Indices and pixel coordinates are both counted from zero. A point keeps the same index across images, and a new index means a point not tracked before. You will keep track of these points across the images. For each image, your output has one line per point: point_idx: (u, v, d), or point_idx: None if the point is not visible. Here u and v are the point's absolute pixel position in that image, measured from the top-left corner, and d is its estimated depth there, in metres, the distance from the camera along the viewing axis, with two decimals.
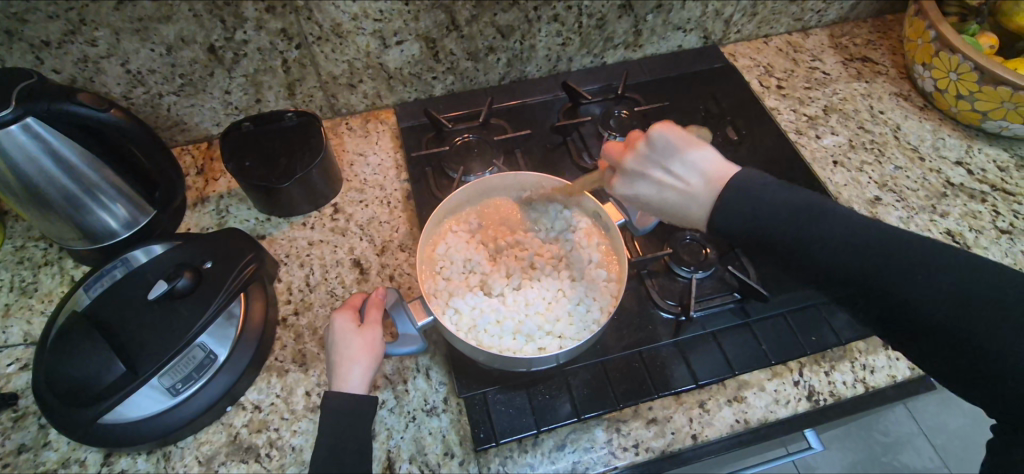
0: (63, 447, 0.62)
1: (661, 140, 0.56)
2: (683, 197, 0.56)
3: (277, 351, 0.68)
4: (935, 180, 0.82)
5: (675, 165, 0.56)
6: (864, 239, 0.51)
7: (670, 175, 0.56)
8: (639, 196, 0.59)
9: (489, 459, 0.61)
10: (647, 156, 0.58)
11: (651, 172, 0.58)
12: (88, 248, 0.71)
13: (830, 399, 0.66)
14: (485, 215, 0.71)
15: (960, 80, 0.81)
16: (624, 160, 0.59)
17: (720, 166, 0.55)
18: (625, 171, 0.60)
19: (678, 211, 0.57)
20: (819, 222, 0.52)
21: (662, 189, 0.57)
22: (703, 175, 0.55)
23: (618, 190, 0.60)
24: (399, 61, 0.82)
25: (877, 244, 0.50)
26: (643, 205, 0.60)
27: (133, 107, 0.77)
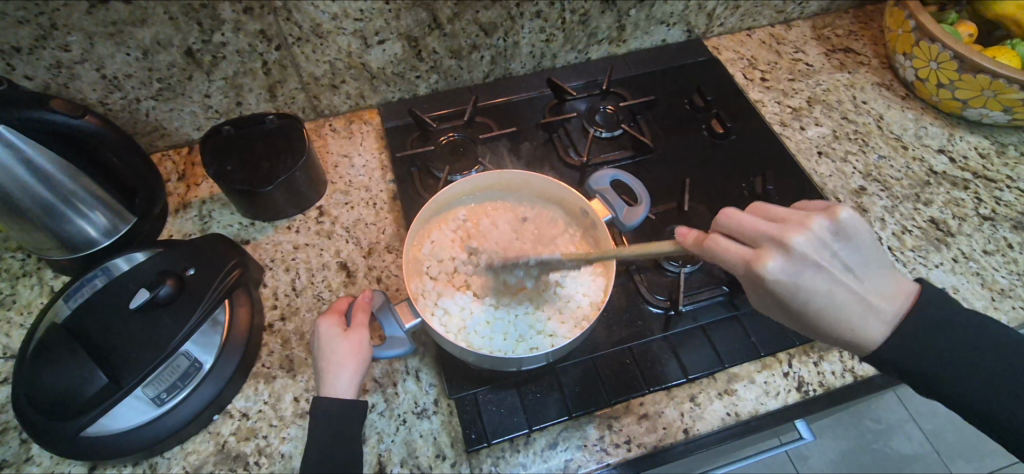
0: (46, 462, 0.61)
1: (850, 226, 0.50)
2: (865, 304, 0.52)
3: (264, 357, 0.67)
4: (918, 168, 0.83)
5: (853, 264, 0.51)
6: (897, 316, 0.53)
7: (857, 279, 0.51)
8: (806, 289, 0.50)
9: (481, 460, 0.61)
10: (820, 245, 0.50)
11: (829, 266, 0.50)
12: (67, 258, 0.69)
13: (819, 389, 0.66)
14: (475, 211, 0.71)
15: (940, 69, 0.81)
16: (792, 239, 0.49)
17: (897, 280, 0.54)
18: (790, 251, 0.49)
19: (842, 315, 0.51)
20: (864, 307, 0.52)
21: (841, 288, 0.51)
22: (882, 284, 0.53)
23: (781, 276, 0.49)
24: (382, 60, 0.82)
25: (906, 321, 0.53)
26: (800, 300, 0.51)
27: (110, 113, 0.75)
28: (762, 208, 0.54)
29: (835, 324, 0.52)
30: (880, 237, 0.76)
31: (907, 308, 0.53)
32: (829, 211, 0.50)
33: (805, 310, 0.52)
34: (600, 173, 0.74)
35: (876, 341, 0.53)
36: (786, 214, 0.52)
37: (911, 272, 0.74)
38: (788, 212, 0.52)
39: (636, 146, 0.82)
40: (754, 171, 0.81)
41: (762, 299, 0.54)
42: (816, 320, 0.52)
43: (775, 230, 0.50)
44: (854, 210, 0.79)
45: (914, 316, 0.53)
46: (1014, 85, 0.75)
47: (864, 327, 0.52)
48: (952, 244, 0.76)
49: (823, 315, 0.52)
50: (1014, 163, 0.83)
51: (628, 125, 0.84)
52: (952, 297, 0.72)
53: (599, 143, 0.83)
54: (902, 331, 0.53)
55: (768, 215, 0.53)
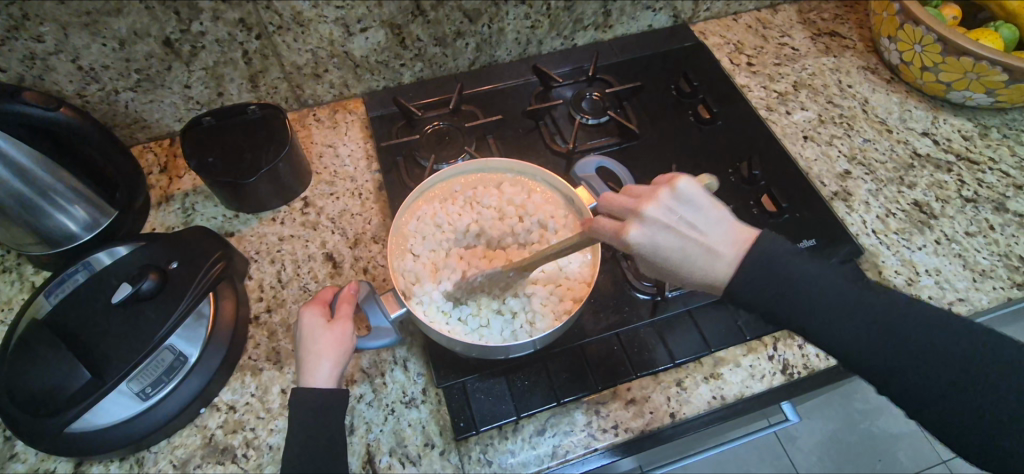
0: (31, 459, 0.61)
1: (689, 191, 0.50)
2: (707, 253, 0.51)
3: (251, 350, 0.67)
4: (902, 151, 0.83)
5: (692, 220, 0.50)
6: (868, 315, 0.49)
7: (698, 235, 0.50)
8: (659, 251, 0.51)
9: (470, 448, 0.61)
10: (673, 209, 0.50)
11: (678, 227, 0.50)
12: (48, 253, 0.68)
13: (804, 372, 0.67)
14: (470, 183, 0.72)
15: (925, 52, 0.81)
16: (645, 210, 0.50)
17: (733, 227, 0.52)
18: (643, 222, 0.50)
19: (703, 270, 0.51)
20: (821, 297, 0.50)
21: (685, 245, 0.50)
22: (718, 232, 0.51)
23: (643, 244, 0.50)
24: (365, 48, 0.80)
25: (883, 317, 0.49)
26: (661, 260, 0.51)
27: (88, 105, 0.74)
28: (625, 188, 0.54)
29: (689, 276, 0.52)
30: (864, 220, 0.77)
31: (760, 266, 0.50)
32: (671, 179, 0.50)
33: (669, 269, 0.52)
34: (586, 159, 0.72)
35: (723, 284, 0.52)
36: (642, 189, 0.52)
37: (895, 254, 0.74)
38: (643, 188, 0.52)
39: (622, 133, 0.81)
40: (741, 156, 0.81)
41: (640, 264, 0.55)
42: (680, 276, 0.53)
43: (633, 203, 0.50)
44: (838, 194, 0.79)
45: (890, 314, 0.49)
46: (996, 68, 0.75)
47: (711, 274, 0.51)
48: (935, 226, 0.77)
49: (677, 270, 0.52)
50: (996, 144, 0.83)
51: (615, 112, 0.84)
52: (935, 279, 0.72)
53: (586, 130, 0.83)
54: (755, 265, 0.50)
55: (625, 191, 0.54)
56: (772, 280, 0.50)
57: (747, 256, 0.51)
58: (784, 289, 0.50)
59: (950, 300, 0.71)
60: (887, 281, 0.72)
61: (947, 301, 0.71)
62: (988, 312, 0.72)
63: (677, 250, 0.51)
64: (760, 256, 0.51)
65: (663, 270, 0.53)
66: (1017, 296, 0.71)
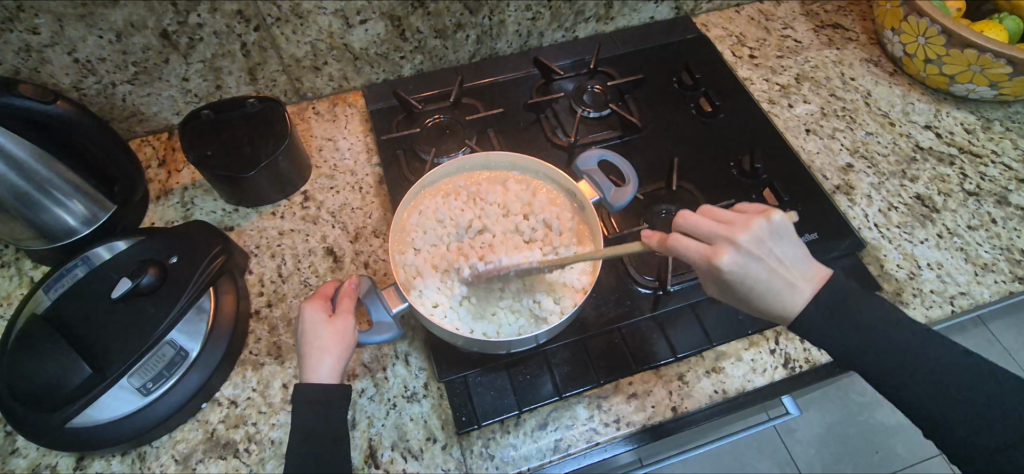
0: (32, 454, 0.61)
1: (784, 225, 0.53)
2: (791, 286, 0.53)
3: (251, 345, 0.67)
4: (905, 144, 0.83)
5: (786, 253, 0.53)
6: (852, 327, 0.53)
7: (787, 265, 0.53)
8: (748, 279, 0.53)
9: (472, 442, 0.61)
10: (761, 242, 0.53)
11: (767, 259, 0.53)
12: (47, 248, 0.68)
13: (805, 366, 0.67)
14: (473, 178, 0.71)
15: (928, 44, 0.81)
16: (739, 237, 0.53)
17: (817, 264, 0.55)
18: (735, 248, 0.53)
19: (781, 300, 0.54)
20: (853, 315, 0.53)
21: (774, 276, 0.53)
22: (804, 266, 0.54)
23: (728, 268, 0.52)
24: (364, 41, 0.80)
25: (901, 335, 0.53)
26: (744, 288, 0.54)
27: (85, 99, 0.73)
28: (709, 210, 0.57)
29: (770, 302, 0.54)
30: (867, 214, 0.77)
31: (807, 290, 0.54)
32: (766, 213, 0.54)
33: (748, 296, 0.55)
34: (588, 152, 0.70)
35: (796, 314, 0.54)
36: (732, 215, 0.55)
37: (896, 248, 0.74)
38: (732, 214, 0.55)
39: (624, 126, 0.81)
40: (742, 149, 0.81)
41: (715, 290, 0.58)
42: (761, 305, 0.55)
43: (725, 230, 0.53)
44: (840, 188, 0.79)
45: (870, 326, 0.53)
46: (1001, 60, 0.75)
47: (787, 305, 0.54)
48: (937, 220, 0.76)
49: (764, 299, 0.54)
50: (999, 137, 0.83)
51: (616, 105, 0.83)
52: (937, 272, 0.72)
53: (587, 123, 0.82)
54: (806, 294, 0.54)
55: (715, 216, 0.56)
56: (811, 291, 0.54)
57: (824, 292, 0.54)
58: (820, 302, 0.54)
59: (952, 293, 0.71)
60: (889, 275, 0.72)
61: (949, 295, 0.71)
62: (990, 305, 0.72)
63: (754, 281, 0.53)
64: (835, 292, 0.54)
65: (740, 298, 0.56)
66: (1018, 290, 0.71)
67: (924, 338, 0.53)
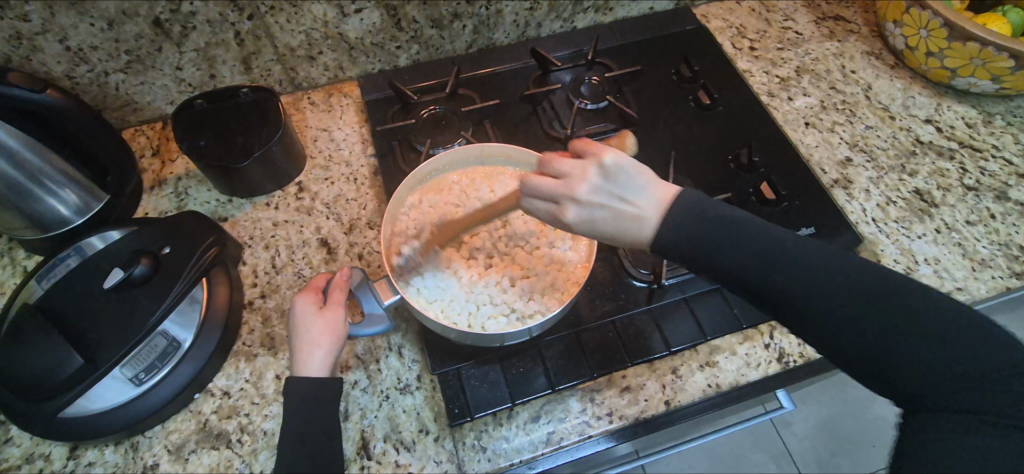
0: (26, 443, 0.61)
1: (618, 166, 0.50)
2: (637, 220, 0.50)
3: (245, 336, 0.67)
4: (905, 138, 0.82)
5: (625, 190, 0.50)
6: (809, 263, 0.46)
7: (630, 202, 0.50)
8: (597, 228, 0.51)
9: (464, 434, 0.61)
10: (596, 188, 0.50)
11: (606, 203, 0.50)
12: (40, 238, 0.67)
13: (800, 361, 0.66)
14: (467, 174, 0.71)
15: (930, 36, 0.80)
16: (576, 191, 0.50)
17: (661, 185, 0.50)
18: (576, 203, 0.51)
19: (617, 236, 0.51)
20: (804, 258, 0.46)
21: (621, 220, 0.50)
22: (647, 193, 0.50)
23: (581, 217, 0.51)
24: (360, 30, 0.79)
25: (900, 312, 0.44)
26: (600, 237, 0.52)
27: (78, 87, 0.72)
28: (547, 158, 0.53)
29: (623, 243, 0.52)
30: (864, 209, 0.76)
31: (737, 230, 0.47)
32: (599, 156, 0.50)
33: (608, 243, 0.53)
34: None
35: (650, 246, 0.50)
36: (568, 164, 0.52)
37: (894, 243, 0.74)
38: (571, 160, 0.52)
39: (621, 118, 0.80)
40: (741, 143, 0.80)
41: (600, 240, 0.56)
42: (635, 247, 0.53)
43: (562, 185, 0.51)
44: (839, 182, 0.78)
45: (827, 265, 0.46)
46: (1003, 53, 0.74)
47: (633, 240, 0.51)
48: (935, 215, 0.76)
49: (616, 240, 0.52)
50: (1000, 132, 0.82)
51: (614, 97, 0.83)
52: (934, 268, 0.72)
53: (585, 115, 0.82)
54: (750, 247, 0.47)
55: (554, 164, 0.53)
56: (783, 257, 0.46)
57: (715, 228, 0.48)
58: (753, 241, 0.47)
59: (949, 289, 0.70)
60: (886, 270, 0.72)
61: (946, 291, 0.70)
62: (988, 301, 0.71)
63: (585, 223, 0.51)
64: (688, 216, 0.48)
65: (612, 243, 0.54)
66: (1016, 285, 0.71)
67: (906, 298, 0.45)
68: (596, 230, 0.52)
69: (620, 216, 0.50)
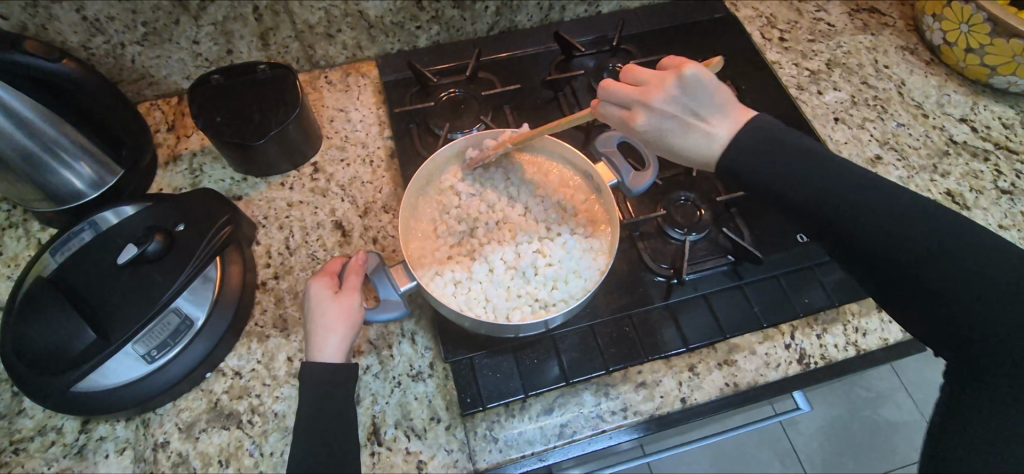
0: (39, 415, 0.61)
1: (697, 79, 0.52)
2: (706, 137, 0.53)
3: (257, 316, 0.66)
4: (937, 137, 0.80)
5: (699, 106, 0.53)
6: (799, 164, 0.50)
7: (700, 119, 0.53)
8: (664, 136, 0.55)
9: (476, 424, 0.60)
10: (669, 98, 0.53)
11: (677, 113, 0.53)
12: (54, 210, 0.67)
13: (820, 362, 0.65)
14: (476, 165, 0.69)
15: (971, 32, 0.77)
16: (652, 98, 0.54)
17: (742, 112, 0.53)
18: (648, 109, 0.54)
19: (685, 149, 0.54)
20: (790, 156, 0.51)
21: (688, 131, 0.53)
22: (725, 115, 0.53)
23: (646, 127, 0.55)
24: (380, 9, 0.77)
25: (880, 199, 0.48)
26: (665, 147, 0.56)
27: (93, 59, 0.71)
28: (631, 69, 0.57)
29: (690, 160, 0.55)
30: None
31: (748, 141, 0.52)
32: (679, 69, 0.53)
33: (668, 154, 0.57)
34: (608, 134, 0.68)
35: (716, 165, 0.54)
36: (648, 75, 0.55)
37: None
38: (653, 71, 0.55)
39: None
40: None
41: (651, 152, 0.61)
42: (681, 161, 0.57)
43: (639, 92, 0.54)
44: None
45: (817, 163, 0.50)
46: None
47: (703, 157, 0.54)
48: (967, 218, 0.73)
49: (682, 154, 0.55)
50: None
51: None
52: None
53: None
54: (749, 153, 0.52)
55: (638, 73, 0.57)
56: (820, 171, 0.50)
57: (749, 135, 0.52)
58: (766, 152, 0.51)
59: None
60: None
61: None
62: None
63: (648, 128, 0.55)
64: (758, 135, 0.52)
65: (671, 158, 0.58)
66: None
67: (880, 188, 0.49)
68: (666, 141, 0.55)
69: (718, 131, 0.53)
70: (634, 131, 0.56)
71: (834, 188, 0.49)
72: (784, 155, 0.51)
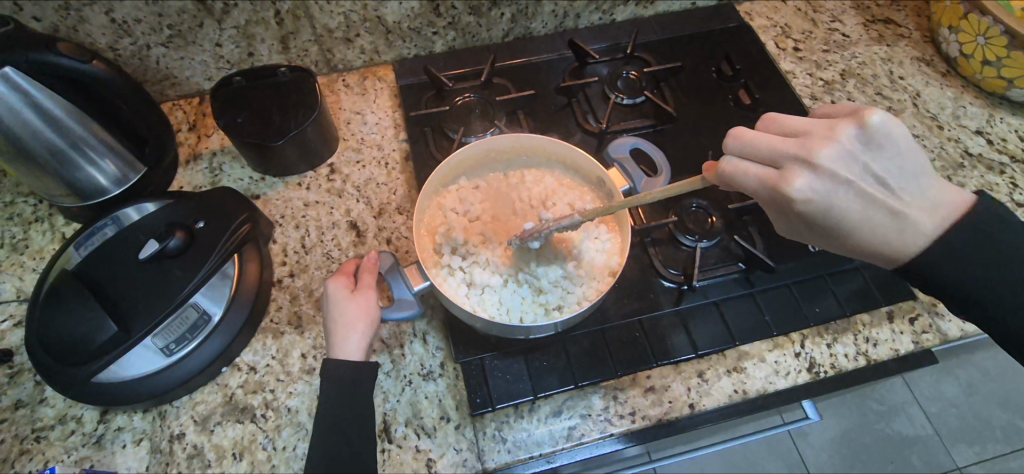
0: (59, 404, 0.62)
1: (882, 129, 0.48)
2: (897, 214, 0.50)
3: (273, 313, 0.67)
4: (952, 149, 0.79)
5: (881, 169, 0.49)
6: (958, 241, 0.51)
7: (887, 188, 0.50)
8: (834, 206, 0.50)
9: (485, 424, 0.61)
10: (849, 157, 0.49)
11: (859, 180, 0.49)
12: (79, 205, 0.69)
13: (830, 372, 0.65)
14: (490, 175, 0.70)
15: (988, 44, 0.77)
16: (817, 154, 0.49)
17: (933, 188, 0.51)
18: (815, 170, 0.49)
19: (876, 228, 0.51)
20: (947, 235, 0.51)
21: (868, 199, 0.50)
22: (915, 187, 0.50)
23: (808, 193, 0.49)
24: (398, 14, 0.78)
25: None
26: (836, 220, 0.51)
27: (120, 59, 0.73)
28: (776, 121, 0.53)
29: (877, 240, 0.52)
30: None
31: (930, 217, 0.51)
32: (857, 119, 0.49)
33: (844, 233, 0.52)
34: (621, 141, 0.72)
35: (914, 250, 0.52)
36: (808, 125, 0.51)
37: None
38: (810, 123, 0.51)
39: (658, 114, 0.79)
40: None
41: (795, 225, 0.56)
42: (856, 241, 0.53)
43: (804, 149, 0.49)
44: None
45: (975, 241, 0.51)
46: None
47: (897, 240, 0.51)
48: None
49: (863, 231, 0.51)
50: None
51: (651, 92, 0.81)
52: None
53: (620, 110, 0.80)
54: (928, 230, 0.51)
55: (782, 126, 0.53)
56: (969, 243, 0.51)
57: (954, 223, 0.51)
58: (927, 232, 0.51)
59: None
60: None
61: None
62: None
63: (821, 195, 0.50)
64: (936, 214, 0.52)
65: (842, 238, 0.53)
66: None
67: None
68: (848, 216, 0.51)
69: (913, 208, 0.51)
70: (802, 201, 0.50)
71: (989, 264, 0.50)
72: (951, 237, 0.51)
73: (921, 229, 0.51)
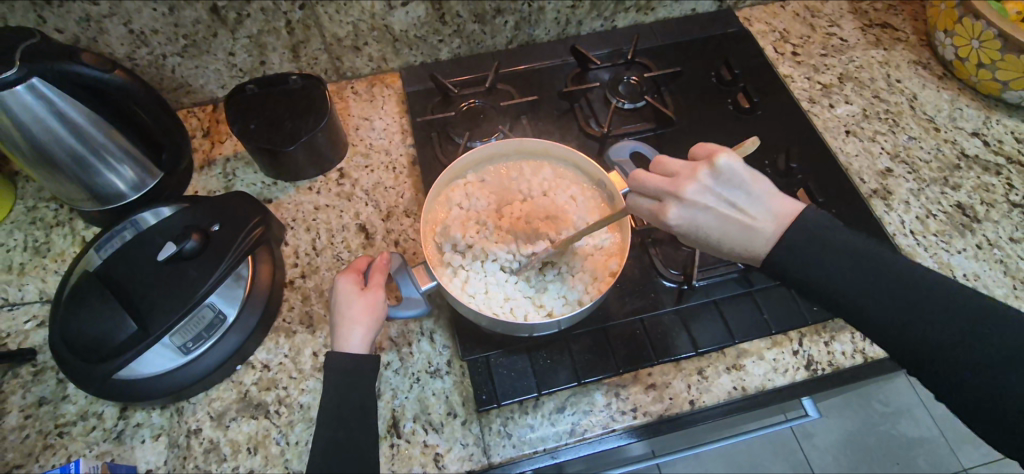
0: (81, 401, 0.65)
1: (730, 169, 0.52)
2: (751, 232, 0.53)
3: (285, 312, 0.70)
4: (949, 151, 0.81)
5: (737, 198, 0.53)
6: (833, 249, 0.50)
7: (742, 211, 0.53)
8: (698, 228, 0.54)
9: (491, 420, 0.63)
10: (708, 190, 0.53)
11: (716, 208, 0.53)
12: (99, 209, 0.71)
13: (828, 369, 0.66)
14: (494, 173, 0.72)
15: (983, 47, 0.78)
16: (683, 190, 0.53)
17: (782, 202, 0.53)
18: (678, 202, 0.54)
19: (736, 244, 0.54)
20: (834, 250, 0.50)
21: (727, 224, 0.53)
22: (763, 205, 0.53)
23: (675, 220, 0.54)
24: (405, 23, 0.81)
25: (880, 284, 0.49)
26: (702, 239, 0.55)
27: (137, 68, 0.76)
28: (660, 157, 0.57)
29: (740, 253, 0.55)
30: (903, 220, 0.75)
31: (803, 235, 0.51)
32: (711, 158, 0.53)
33: (714, 248, 0.56)
34: (621, 144, 0.71)
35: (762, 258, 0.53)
36: (680, 166, 0.55)
37: (932, 257, 0.73)
38: (682, 163, 0.55)
39: (658, 118, 0.80)
40: (778, 147, 0.80)
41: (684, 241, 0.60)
42: (723, 253, 0.56)
43: (668, 185, 0.54)
44: (877, 192, 0.77)
45: (858, 254, 0.50)
46: None
47: (755, 253, 0.54)
48: (977, 230, 0.75)
49: (726, 247, 0.55)
50: None
51: (652, 97, 0.83)
52: (973, 284, 0.71)
53: (621, 114, 0.82)
54: (794, 245, 0.51)
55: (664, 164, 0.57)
56: (840, 255, 0.50)
57: (786, 233, 0.52)
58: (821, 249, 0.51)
59: None
60: None
61: None
62: None
63: (688, 220, 0.54)
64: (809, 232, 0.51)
65: (714, 251, 0.57)
66: None
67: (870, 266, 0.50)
68: (714, 236, 0.54)
69: (769, 227, 0.52)
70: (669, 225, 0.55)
71: (839, 273, 0.50)
72: (814, 246, 0.51)
73: (748, 244, 0.53)
